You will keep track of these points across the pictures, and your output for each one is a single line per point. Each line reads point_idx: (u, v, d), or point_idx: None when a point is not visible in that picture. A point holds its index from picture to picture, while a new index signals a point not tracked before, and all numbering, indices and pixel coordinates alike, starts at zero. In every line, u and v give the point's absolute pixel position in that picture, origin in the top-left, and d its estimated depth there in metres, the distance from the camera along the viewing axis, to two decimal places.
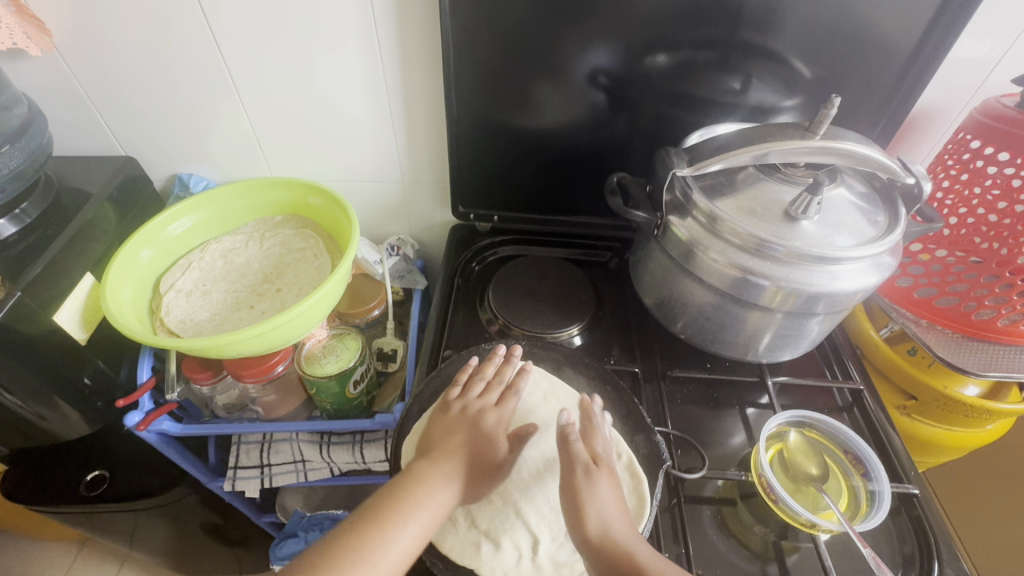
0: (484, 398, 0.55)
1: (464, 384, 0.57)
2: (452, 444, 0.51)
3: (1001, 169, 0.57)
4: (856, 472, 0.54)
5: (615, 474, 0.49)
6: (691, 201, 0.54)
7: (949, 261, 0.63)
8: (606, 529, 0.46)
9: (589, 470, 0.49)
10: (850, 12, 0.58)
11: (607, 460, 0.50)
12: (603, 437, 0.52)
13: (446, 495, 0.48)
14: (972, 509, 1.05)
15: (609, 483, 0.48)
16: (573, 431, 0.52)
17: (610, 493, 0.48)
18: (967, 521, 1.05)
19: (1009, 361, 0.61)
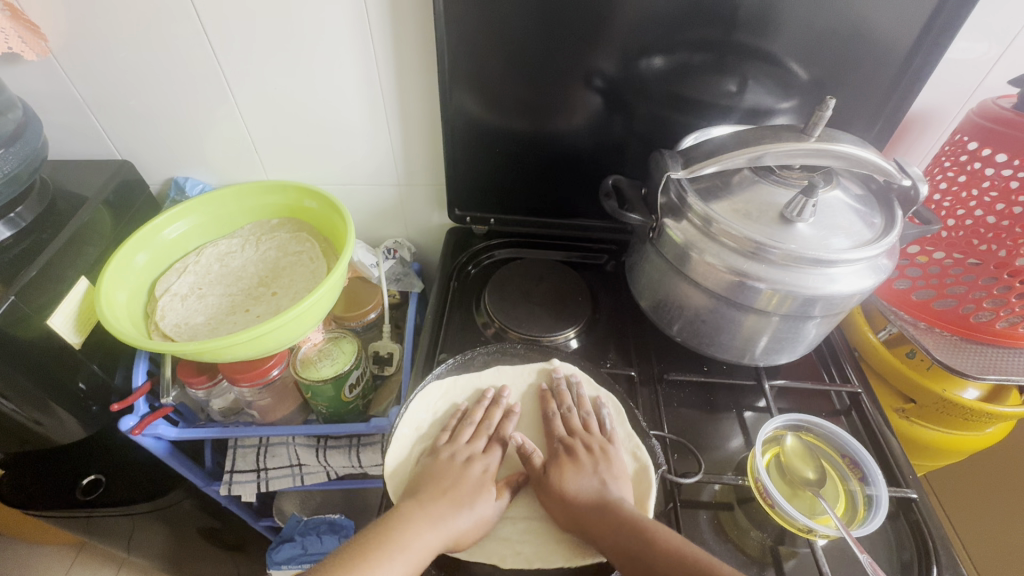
0: (473, 444, 0.55)
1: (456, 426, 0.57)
2: (438, 489, 0.50)
3: (998, 170, 0.57)
4: (853, 476, 0.54)
5: (572, 466, 0.52)
6: (687, 204, 0.53)
7: (947, 263, 0.63)
8: (568, 501, 0.50)
9: (543, 476, 0.53)
10: (846, 12, 0.58)
11: (558, 458, 0.53)
12: (559, 430, 0.56)
13: (437, 533, 0.47)
14: (974, 512, 1.04)
15: (565, 476, 0.51)
16: (529, 446, 0.55)
17: (574, 483, 0.51)
18: (970, 525, 1.04)
19: (1009, 363, 0.61)
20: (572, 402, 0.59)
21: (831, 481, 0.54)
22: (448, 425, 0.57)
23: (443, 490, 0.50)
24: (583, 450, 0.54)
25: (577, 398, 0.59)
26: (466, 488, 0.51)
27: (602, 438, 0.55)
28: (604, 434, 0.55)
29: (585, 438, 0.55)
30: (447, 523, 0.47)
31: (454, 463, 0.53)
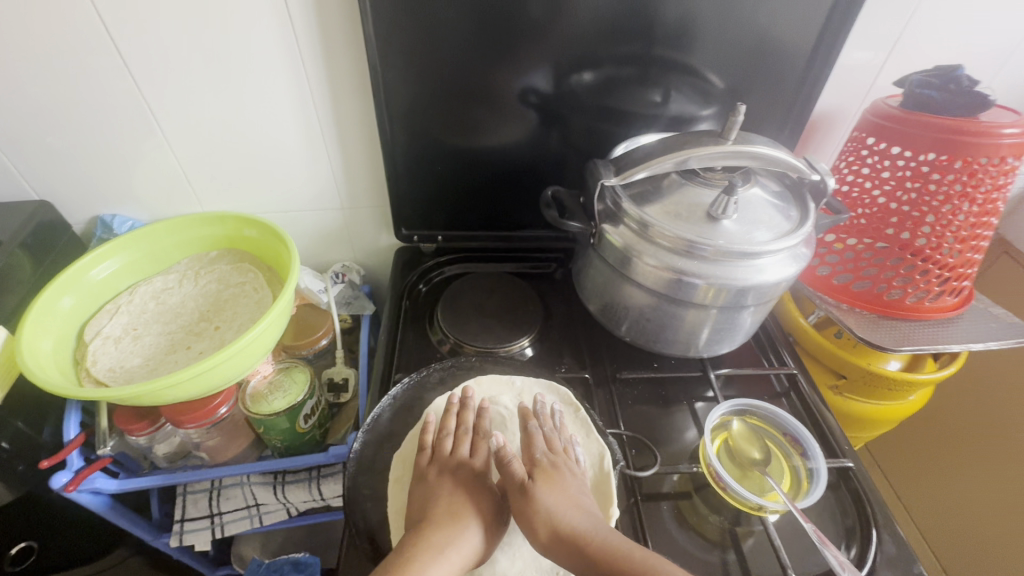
0: (457, 452, 0.54)
1: (433, 443, 0.54)
2: (442, 509, 0.48)
3: (893, 162, 0.63)
4: (795, 451, 0.57)
5: (557, 477, 0.50)
6: (622, 209, 0.56)
7: (859, 248, 0.69)
8: (554, 527, 0.46)
9: (526, 485, 0.49)
10: (751, 26, 0.63)
11: (543, 469, 0.51)
12: (539, 445, 0.53)
13: (455, 556, 0.44)
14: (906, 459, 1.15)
15: (549, 490, 0.49)
16: (509, 450, 0.53)
17: (552, 497, 0.48)
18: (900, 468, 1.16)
19: (918, 337, 0.65)
20: (553, 426, 0.57)
21: (775, 460, 0.57)
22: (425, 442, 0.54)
23: (443, 509, 0.48)
24: (567, 466, 0.52)
25: (559, 423, 0.57)
26: (457, 501, 0.49)
27: (572, 460, 0.54)
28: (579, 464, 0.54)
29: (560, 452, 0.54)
30: (454, 544, 0.45)
31: (444, 481, 0.51)
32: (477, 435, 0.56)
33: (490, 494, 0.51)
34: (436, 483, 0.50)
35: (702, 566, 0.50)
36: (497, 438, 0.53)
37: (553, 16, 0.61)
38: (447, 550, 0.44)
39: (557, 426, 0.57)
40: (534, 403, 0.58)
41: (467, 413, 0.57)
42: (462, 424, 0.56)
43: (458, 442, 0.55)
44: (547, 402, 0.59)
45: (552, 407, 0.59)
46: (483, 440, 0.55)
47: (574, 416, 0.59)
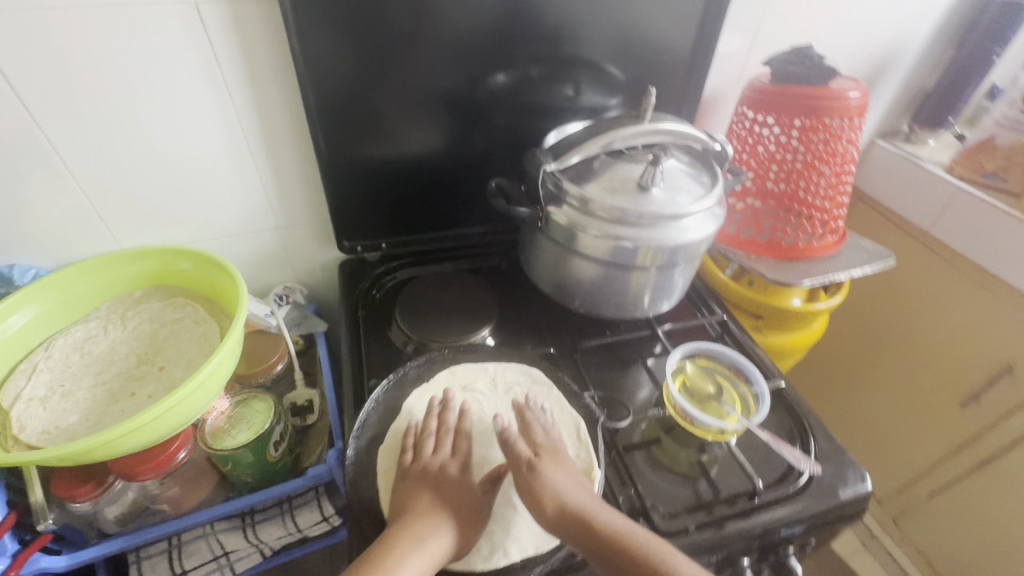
0: (440, 453, 0.55)
1: (416, 443, 0.55)
2: (424, 504, 0.50)
3: (771, 129, 0.75)
4: (740, 381, 0.66)
5: (561, 460, 0.54)
6: (563, 190, 0.62)
7: (757, 207, 0.80)
8: (561, 502, 0.50)
9: (533, 463, 0.53)
10: (642, 23, 0.72)
11: (547, 449, 0.55)
12: (538, 432, 0.56)
13: (435, 545, 0.47)
14: (821, 387, 1.37)
15: (556, 468, 0.52)
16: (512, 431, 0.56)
17: (559, 476, 0.52)
18: (819, 394, 1.38)
19: (815, 270, 0.78)
20: (544, 421, 0.59)
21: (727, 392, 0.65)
22: (408, 444, 0.55)
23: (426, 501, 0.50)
24: (565, 449, 0.56)
25: (551, 419, 0.59)
26: (438, 496, 0.51)
27: (564, 442, 0.58)
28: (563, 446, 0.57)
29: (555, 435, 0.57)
30: (433, 541, 0.47)
31: (425, 479, 0.52)
32: (460, 435, 0.57)
33: (467, 491, 0.52)
34: (421, 476, 0.52)
35: (680, 502, 0.56)
36: (499, 422, 0.56)
37: (474, 21, 0.65)
38: (428, 542, 0.47)
39: (548, 420, 0.59)
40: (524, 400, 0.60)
41: (449, 413, 0.58)
42: (443, 425, 0.57)
43: (447, 436, 0.56)
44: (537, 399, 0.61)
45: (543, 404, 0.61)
46: (464, 439, 0.56)
47: (549, 393, 0.63)
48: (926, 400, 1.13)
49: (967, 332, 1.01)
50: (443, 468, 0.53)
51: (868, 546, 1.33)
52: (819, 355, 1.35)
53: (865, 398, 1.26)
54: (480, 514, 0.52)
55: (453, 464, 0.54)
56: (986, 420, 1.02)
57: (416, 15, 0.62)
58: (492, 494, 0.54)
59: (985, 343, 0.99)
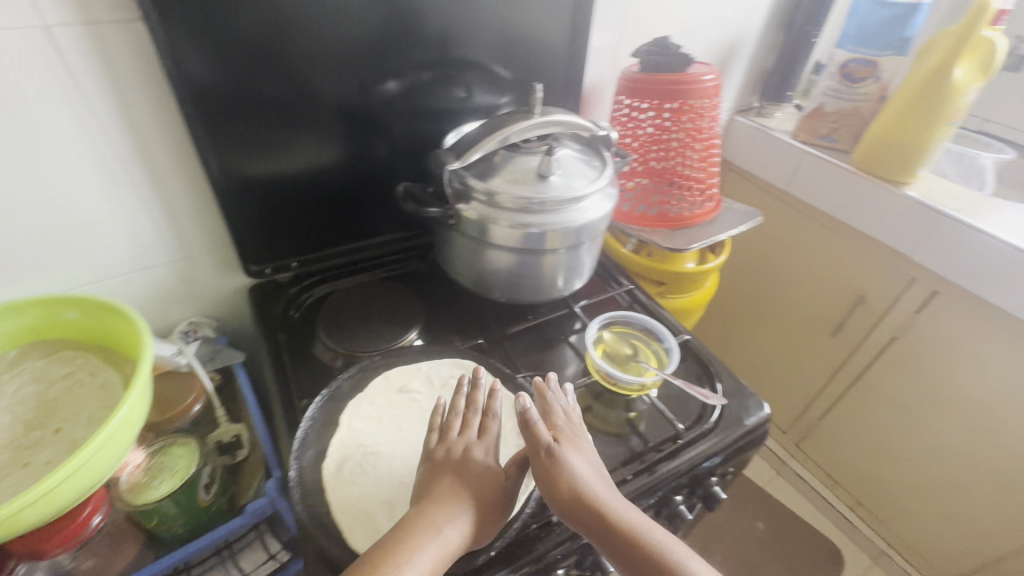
0: (466, 435, 0.54)
1: (439, 426, 0.55)
2: (448, 486, 0.49)
3: (644, 114, 0.84)
4: (652, 339, 0.73)
5: (577, 447, 0.54)
6: (470, 188, 0.65)
7: (643, 184, 0.88)
8: (576, 491, 0.50)
9: (552, 451, 0.52)
10: (519, 24, 0.76)
11: (564, 436, 0.55)
12: (556, 416, 0.57)
13: (453, 532, 0.46)
14: (723, 337, 1.56)
15: (573, 455, 0.53)
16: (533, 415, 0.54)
17: (577, 462, 0.52)
18: (723, 345, 1.56)
19: (700, 234, 0.88)
20: (563, 402, 0.60)
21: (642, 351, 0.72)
22: (434, 425, 0.55)
23: (448, 485, 0.49)
24: (582, 434, 0.57)
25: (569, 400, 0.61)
26: (460, 481, 0.49)
27: (585, 428, 0.59)
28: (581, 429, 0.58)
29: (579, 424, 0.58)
30: (453, 526, 0.46)
31: (446, 462, 0.51)
32: (487, 416, 0.56)
33: (495, 476, 0.51)
34: (447, 460, 0.52)
35: (616, 459, 0.61)
36: (522, 403, 0.55)
37: (358, 31, 0.66)
38: (444, 527, 0.46)
39: (566, 403, 0.60)
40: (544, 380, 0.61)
41: (475, 393, 0.58)
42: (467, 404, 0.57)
43: (475, 417, 0.55)
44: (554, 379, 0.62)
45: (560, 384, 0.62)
46: (493, 421, 0.55)
47: (487, 380, 0.63)
48: (804, 336, 1.32)
49: (829, 271, 1.20)
50: (472, 450, 0.52)
51: (780, 472, 1.51)
52: (718, 310, 1.54)
53: (759, 341, 1.44)
54: (507, 502, 0.51)
55: (480, 448, 0.53)
56: (851, 342, 1.22)
57: (295, 28, 0.62)
58: (517, 480, 0.53)
59: (845, 279, 1.18)
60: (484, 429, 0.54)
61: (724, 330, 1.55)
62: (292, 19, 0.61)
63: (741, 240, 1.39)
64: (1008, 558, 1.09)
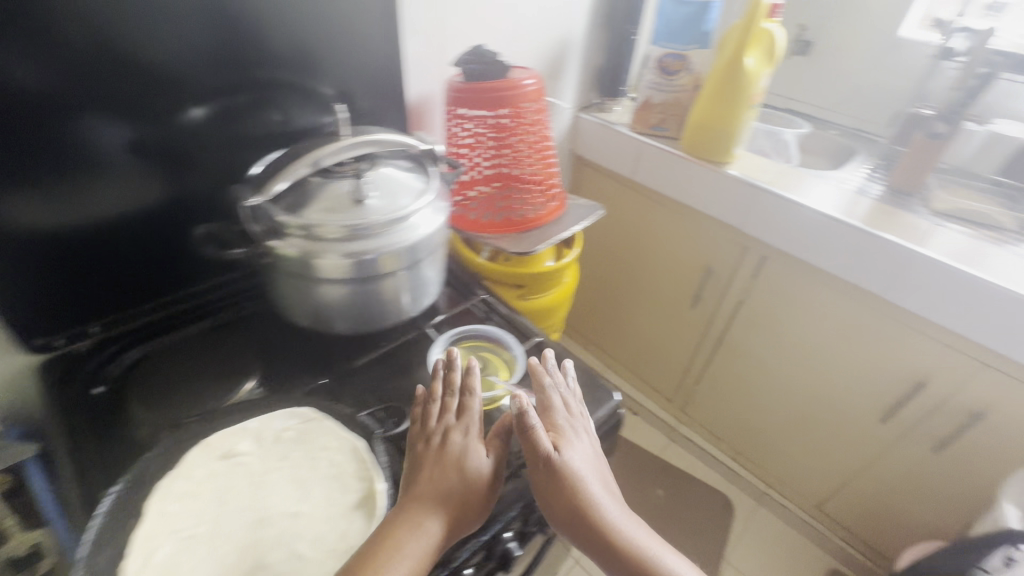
0: (444, 420, 0.57)
1: (424, 414, 0.58)
2: (435, 474, 0.52)
3: (472, 122, 0.84)
4: (500, 349, 0.72)
5: (573, 445, 0.57)
6: (280, 223, 0.60)
7: (485, 191, 0.89)
8: (573, 495, 0.54)
9: (552, 460, 0.55)
10: (324, 41, 0.72)
11: (559, 434, 0.58)
12: (556, 411, 0.60)
13: (432, 527, 0.48)
14: (601, 321, 1.67)
15: (571, 453, 0.56)
16: (529, 412, 0.56)
17: (575, 461, 0.56)
18: (603, 328, 1.68)
19: (547, 233, 0.89)
20: (559, 387, 0.64)
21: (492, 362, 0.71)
22: (418, 410, 0.59)
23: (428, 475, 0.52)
24: (578, 426, 0.60)
25: (562, 383, 0.65)
26: (443, 477, 0.51)
27: (580, 415, 0.62)
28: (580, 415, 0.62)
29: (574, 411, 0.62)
30: (437, 517, 0.49)
31: (433, 450, 0.54)
32: (465, 395, 0.60)
33: (487, 467, 0.54)
34: (429, 454, 0.54)
35: None
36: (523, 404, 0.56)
37: (182, 59, 0.62)
38: (423, 525, 0.48)
39: (563, 390, 0.64)
40: (538, 364, 0.65)
41: (463, 380, 0.61)
42: (449, 386, 0.61)
43: (453, 402, 0.59)
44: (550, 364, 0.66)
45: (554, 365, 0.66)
46: (470, 400, 0.59)
47: (321, 426, 0.57)
48: (672, 306, 1.42)
49: (682, 245, 1.30)
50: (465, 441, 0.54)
51: (673, 438, 1.61)
52: (594, 294, 1.64)
53: (639, 318, 1.54)
54: (495, 479, 0.53)
55: (466, 433, 0.56)
56: (710, 308, 1.33)
57: (90, 54, 0.56)
58: (500, 448, 0.56)
59: (695, 250, 1.28)
60: (466, 412, 0.58)
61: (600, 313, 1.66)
62: (54, 45, 0.53)
63: (606, 227, 1.47)
64: (853, 477, 1.24)
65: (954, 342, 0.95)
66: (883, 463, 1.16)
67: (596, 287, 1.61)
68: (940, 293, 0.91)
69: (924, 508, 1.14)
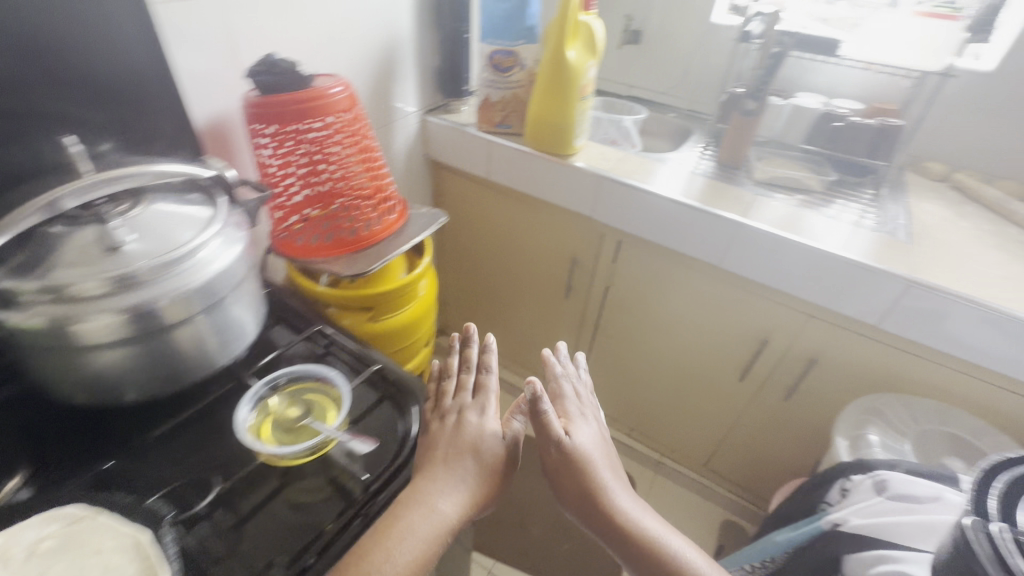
0: (459, 400, 0.70)
1: (441, 396, 0.71)
2: (452, 445, 0.63)
3: (276, 140, 0.75)
4: (327, 387, 0.65)
5: (578, 431, 0.76)
6: (6, 290, 0.49)
7: (309, 212, 0.81)
8: (584, 471, 0.70)
9: (564, 444, 0.72)
10: (70, 59, 0.60)
11: (567, 424, 0.77)
12: (565, 407, 0.80)
13: (448, 500, 0.57)
14: (489, 321, 1.67)
15: (580, 437, 0.74)
16: (541, 395, 0.74)
17: (583, 443, 0.74)
18: (492, 327, 1.67)
19: (385, 250, 0.84)
20: (562, 387, 0.84)
21: (317, 404, 0.63)
22: (431, 396, 0.72)
23: (442, 455, 0.62)
24: (577, 417, 0.79)
25: (565, 386, 0.84)
26: (454, 454, 0.62)
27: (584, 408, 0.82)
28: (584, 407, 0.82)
29: (582, 398, 0.84)
30: (457, 482, 0.59)
31: (446, 429, 0.65)
32: (481, 374, 0.73)
33: (506, 442, 0.66)
34: (442, 433, 0.65)
35: (310, 533, 0.53)
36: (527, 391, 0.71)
37: None
38: (435, 502, 0.57)
39: (566, 390, 0.83)
40: (547, 366, 0.85)
41: (474, 369, 0.74)
42: (460, 369, 0.75)
43: (467, 378, 0.73)
44: (554, 368, 0.85)
45: (556, 369, 0.85)
46: (485, 378, 0.72)
47: (95, 521, 0.48)
48: (548, 299, 1.44)
49: (545, 239, 1.32)
50: (477, 418, 0.66)
51: None
52: (477, 297, 1.63)
53: (522, 315, 1.54)
54: (509, 465, 0.65)
55: (477, 409, 0.68)
56: (582, 297, 1.36)
57: None
58: (510, 426, 0.68)
59: (557, 242, 1.30)
60: (480, 391, 0.71)
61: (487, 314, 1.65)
62: None
63: (475, 229, 1.46)
64: (728, 435, 1.33)
65: (784, 300, 1.04)
66: (748, 417, 1.25)
67: (478, 290, 1.61)
68: (765, 259, 0.99)
69: (790, 452, 1.24)
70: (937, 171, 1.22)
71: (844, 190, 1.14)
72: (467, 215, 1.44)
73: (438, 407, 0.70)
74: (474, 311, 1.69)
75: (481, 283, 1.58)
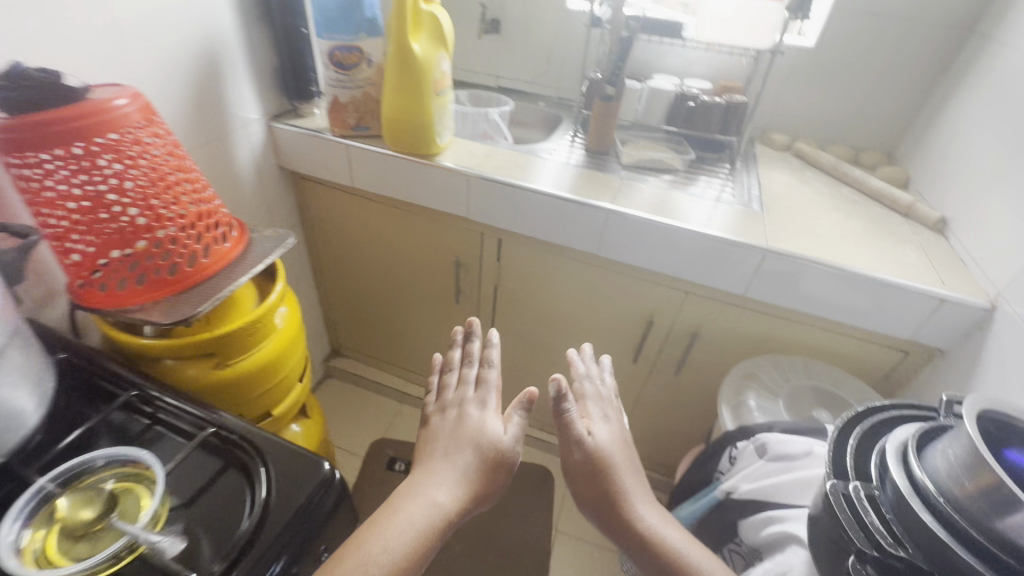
0: (462, 395, 0.80)
1: (449, 392, 0.82)
2: (454, 436, 0.73)
3: (40, 171, 0.59)
4: (141, 471, 0.53)
5: (599, 429, 0.80)
6: None
7: (109, 254, 0.66)
8: (602, 470, 0.74)
9: (584, 441, 0.76)
10: None
11: (590, 423, 0.80)
12: (588, 406, 0.83)
13: (442, 485, 0.67)
14: (384, 336, 1.57)
15: (603, 437, 0.78)
16: (562, 390, 0.79)
17: (604, 442, 0.77)
18: (388, 342, 1.58)
19: (218, 287, 0.73)
20: (585, 381, 0.88)
21: (126, 496, 0.51)
22: (444, 390, 0.82)
23: (443, 453, 0.71)
24: (595, 416, 0.82)
25: (591, 382, 0.88)
26: (455, 446, 0.72)
27: (610, 404, 0.86)
28: (606, 403, 0.85)
29: (604, 397, 0.86)
30: (450, 472, 0.69)
31: (452, 425, 0.75)
32: (487, 368, 0.82)
33: (506, 433, 0.75)
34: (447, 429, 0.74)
35: None
36: (532, 391, 0.76)
37: None
38: (429, 490, 0.66)
39: (590, 388, 0.87)
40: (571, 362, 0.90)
41: (487, 365, 0.82)
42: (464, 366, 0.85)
43: (468, 372, 0.83)
44: (579, 361, 0.90)
45: (580, 362, 0.90)
46: (489, 374, 0.81)
47: None
48: (440, 307, 1.37)
49: (424, 244, 1.24)
50: (478, 414, 0.75)
51: None
52: (366, 313, 1.53)
53: (417, 325, 1.46)
54: (505, 458, 0.72)
55: (479, 404, 0.77)
56: (472, 300, 1.31)
57: None
58: (515, 420, 0.76)
59: (437, 246, 1.23)
60: (482, 387, 0.80)
61: (380, 330, 1.56)
62: None
63: (350, 242, 1.35)
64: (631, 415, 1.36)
65: (661, 281, 1.06)
66: (647, 396, 1.28)
67: (366, 306, 1.50)
68: (638, 242, 1.00)
69: (687, 424, 1.29)
70: (780, 142, 1.31)
71: (702, 168, 1.20)
72: (339, 229, 1.33)
73: (444, 400, 0.80)
74: (366, 327, 1.58)
75: (368, 298, 1.47)
